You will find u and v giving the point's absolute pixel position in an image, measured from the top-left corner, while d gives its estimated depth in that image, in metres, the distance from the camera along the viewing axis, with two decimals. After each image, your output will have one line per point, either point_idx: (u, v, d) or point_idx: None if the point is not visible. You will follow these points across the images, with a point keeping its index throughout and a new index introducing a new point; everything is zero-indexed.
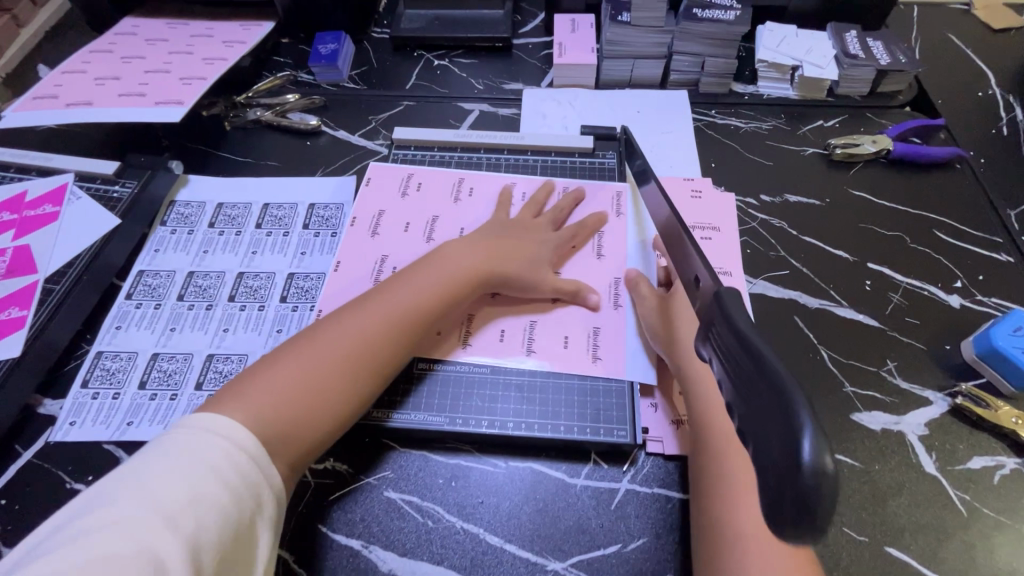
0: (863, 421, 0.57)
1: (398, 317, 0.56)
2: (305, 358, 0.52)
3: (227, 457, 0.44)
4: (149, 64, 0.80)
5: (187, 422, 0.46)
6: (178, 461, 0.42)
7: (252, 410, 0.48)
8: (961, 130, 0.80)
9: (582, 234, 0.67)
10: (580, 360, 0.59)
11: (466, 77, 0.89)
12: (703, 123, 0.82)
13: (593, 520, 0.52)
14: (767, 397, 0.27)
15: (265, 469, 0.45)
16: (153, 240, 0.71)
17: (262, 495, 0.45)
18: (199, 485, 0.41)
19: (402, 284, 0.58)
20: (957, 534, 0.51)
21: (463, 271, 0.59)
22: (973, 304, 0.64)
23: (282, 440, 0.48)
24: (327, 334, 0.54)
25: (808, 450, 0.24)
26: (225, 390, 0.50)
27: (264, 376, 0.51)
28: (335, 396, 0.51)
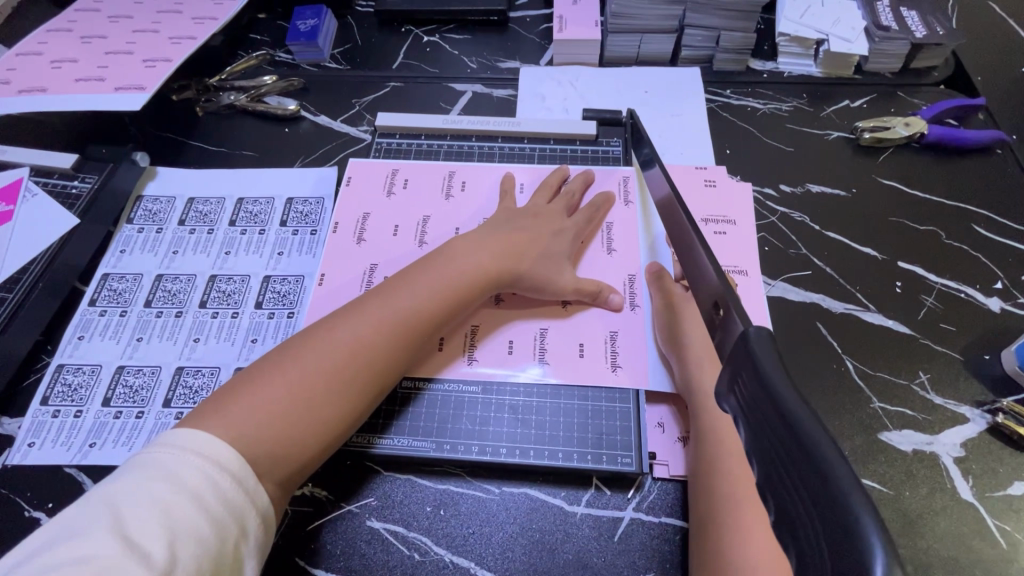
0: (893, 441, 0.52)
1: (400, 319, 0.49)
2: (297, 367, 0.46)
3: (206, 478, 0.38)
4: (110, 45, 0.73)
5: (164, 440, 0.40)
6: (153, 487, 0.37)
7: (236, 427, 0.41)
8: (1002, 110, 0.73)
9: (596, 222, 0.61)
10: (588, 373, 0.53)
11: (458, 55, 0.82)
12: (717, 104, 0.75)
13: (595, 554, 0.47)
14: (819, 497, 0.22)
15: (251, 493, 0.40)
16: (119, 240, 0.66)
17: (248, 523, 0.39)
18: (177, 516, 0.36)
19: (403, 283, 0.52)
20: (996, 569, 0.46)
21: (466, 270, 0.53)
22: (1014, 308, 0.59)
23: (269, 461, 0.42)
24: (320, 339, 0.48)
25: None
26: (205, 404, 0.44)
27: (249, 387, 0.44)
28: (330, 409, 0.45)
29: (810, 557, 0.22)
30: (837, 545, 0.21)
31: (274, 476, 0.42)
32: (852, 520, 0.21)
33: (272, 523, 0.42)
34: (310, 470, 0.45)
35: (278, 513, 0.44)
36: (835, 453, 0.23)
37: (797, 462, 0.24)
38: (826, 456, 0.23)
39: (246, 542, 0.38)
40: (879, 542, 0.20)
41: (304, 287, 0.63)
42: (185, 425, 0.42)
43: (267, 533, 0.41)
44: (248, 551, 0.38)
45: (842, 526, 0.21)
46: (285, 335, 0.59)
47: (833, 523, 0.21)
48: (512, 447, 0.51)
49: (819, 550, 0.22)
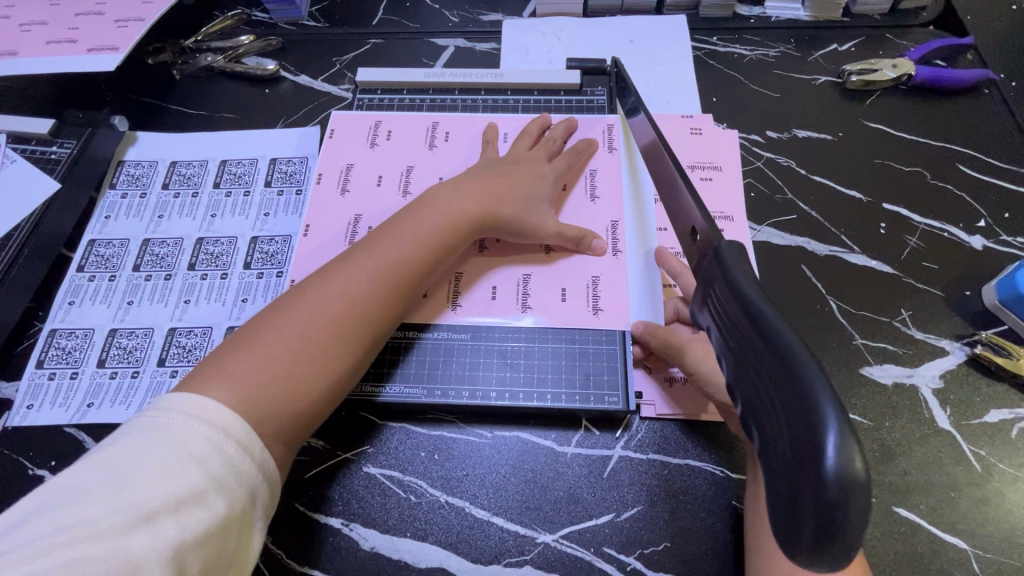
0: (874, 375, 0.53)
1: (391, 269, 0.50)
2: (292, 323, 0.46)
3: (211, 444, 0.38)
4: (80, 6, 0.71)
5: (165, 404, 0.40)
6: (157, 453, 0.37)
7: (238, 386, 0.42)
8: (991, 50, 0.72)
9: (577, 171, 0.61)
10: (574, 318, 0.54)
11: (439, 9, 0.80)
12: (703, 52, 0.73)
13: (585, 489, 0.49)
14: (784, 388, 0.27)
15: (256, 456, 0.40)
16: (103, 206, 0.66)
17: (256, 488, 0.39)
18: (182, 483, 0.36)
19: (389, 234, 0.52)
20: (968, 491, 0.48)
21: (451, 219, 0.53)
22: (996, 245, 0.59)
23: (275, 418, 0.43)
24: (312, 294, 0.48)
25: (832, 453, 0.24)
26: (204, 366, 0.44)
27: (246, 347, 0.44)
28: (330, 361, 0.46)
29: (770, 436, 0.28)
30: (795, 422, 0.26)
31: (282, 430, 0.43)
32: (813, 413, 0.25)
33: (279, 484, 0.42)
34: (316, 422, 0.46)
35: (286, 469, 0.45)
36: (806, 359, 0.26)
37: (763, 361, 0.29)
38: (791, 352, 0.27)
39: (253, 506, 0.39)
40: (834, 428, 0.24)
41: (291, 246, 0.63)
42: (184, 388, 0.41)
43: (274, 492, 0.41)
44: (255, 513, 0.39)
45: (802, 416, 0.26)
46: (275, 293, 0.60)
47: (800, 418, 0.26)
48: (506, 392, 0.52)
49: (779, 432, 0.27)
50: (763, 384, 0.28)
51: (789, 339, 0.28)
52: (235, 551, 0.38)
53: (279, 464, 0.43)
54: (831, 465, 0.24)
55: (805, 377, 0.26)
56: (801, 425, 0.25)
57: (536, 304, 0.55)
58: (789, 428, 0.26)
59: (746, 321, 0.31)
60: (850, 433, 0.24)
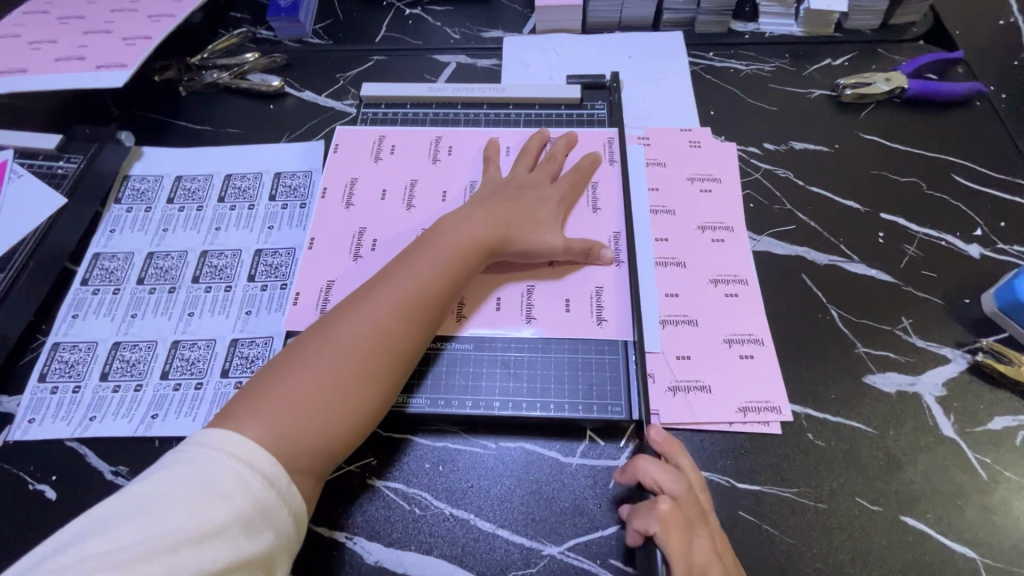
0: (877, 383, 0.53)
1: (414, 300, 0.50)
2: (321, 356, 0.46)
3: (238, 480, 0.39)
4: (88, 25, 0.72)
5: (198, 437, 0.41)
6: (187, 485, 0.38)
7: (270, 424, 0.42)
8: (981, 63, 0.73)
9: (580, 183, 0.61)
10: (579, 329, 0.54)
11: (440, 27, 0.81)
12: (700, 67, 0.75)
13: (591, 501, 0.49)
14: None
15: (282, 490, 0.40)
16: (108, 220, 0.66)
17: (280, 524, 0.40)
18: (208, 517, 0.37)
19: (408, 265, 0.52)
20: (975, 499, 0.48)
21: (464, 239, 0.54)
22: (994, 254, 0.60)
23: (305, 453, 0.43)
24: (339, 328, 0.48)
25: None
26: (236, 399, 0.44)
27: (278, 384, 0.45)
28: (359, 398, 0.46)
29: None
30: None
31: (309, 464, 0.43)
32: None
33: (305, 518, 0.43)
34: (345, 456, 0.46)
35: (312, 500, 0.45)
36: None
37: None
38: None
39: (279, 543, 0.39)
40: None
41: (295, 259, 0.63)
42: (216, 425, 0.42)
43: (301, 526, 0.42)
44: (280, 550, 0.40)
45: None
46: (279, 305, 0.60)
47: None
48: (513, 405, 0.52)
49: None
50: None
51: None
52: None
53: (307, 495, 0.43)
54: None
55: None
56: None
57: (539, 315, 0.55)
58: None
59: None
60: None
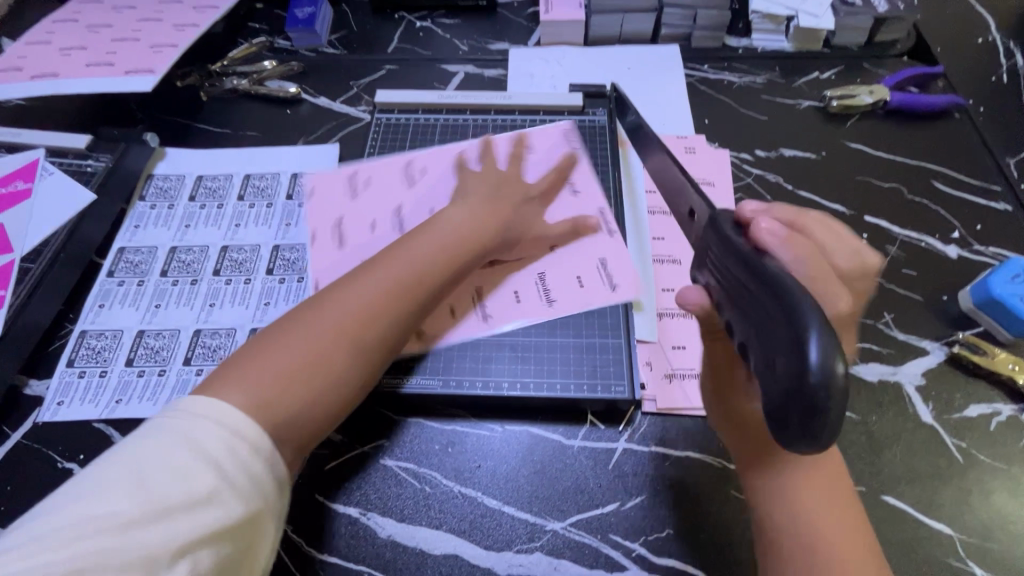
0: (861, 372, 0.56)
1: (405, 283, 0.51)
2: (306, 332, 0.47)
3: (226, 447, 0.39)
4: (117, 33, 0.76)
5: (188, 406, 0.41)
6: (175, 452, 0.38)
7: (254, 393, 0.43)
8: (960, 78, 0.78)
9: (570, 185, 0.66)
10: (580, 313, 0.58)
11: (449, 39, 0.86)
12: (695, 79, 0.79)
13: (591, 480, 0.52)
14: (778, 313, 0.30)
15: (268, 459, 0.41)
16: (132, 216, 0.69)
17: (266, 491, 0.40)
18: (196, 484, 0.37)
19: (403, 248, 0.53)
20: (952, 481, 0.51)
21: (463, 227, 0.55)
22: (970, 254, 0.64)
23: (284, 426, 0.44)
24: (328, 305, 0.49)
25: (814, 353, 0.27)
26: (222, 367, 0.45)
27: (265, 357, 0.45)
28: (343, 372, 0.47)
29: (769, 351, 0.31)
30: (786, 335, 0.29)
31: (287, 437, 0.44)
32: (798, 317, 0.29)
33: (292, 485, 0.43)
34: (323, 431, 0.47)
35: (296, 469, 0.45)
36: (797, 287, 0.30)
37: (760, 297, 0.32)
38: (783, 282, 0.31)
39: (266, 507, 0.40)
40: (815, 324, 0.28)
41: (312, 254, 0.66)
42: (202, 392, 0.43)
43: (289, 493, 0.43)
44: (270, 515, 0.40)
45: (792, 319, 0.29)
46: (297, 297, 0.63)
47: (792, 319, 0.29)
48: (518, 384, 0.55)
49: (779, 345, 0.30)
50: (763, 321, 0.32)
51: (780, 274, 0.32)
52: (250, 551, 0.40)
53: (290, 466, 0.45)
54: (815, 364, 0.27)
55: (794, 298, 0.30)
56: (789, 334, 0.29)
57: (539, 304, 0.59)
58: (785, 334, 0.30)
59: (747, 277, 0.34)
60: (828, 339, 0.28)
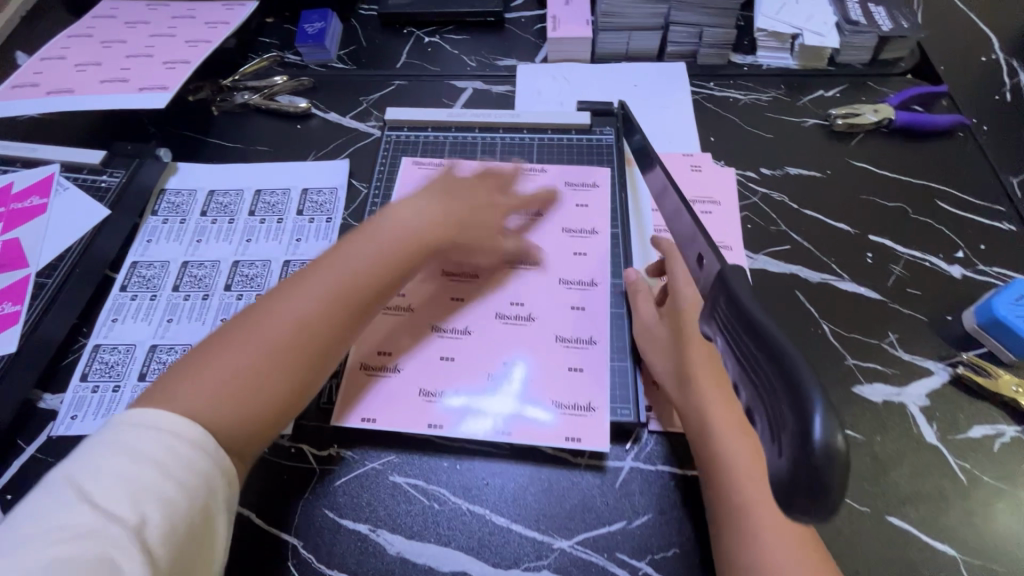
0: (865, 393, 0.57)
1: (340, 285, 0.54)
2: (246, 343, 0.49)
3: (168, 449, 0.43)
4: (131, 49, 0.78)
5: (127, 418, 0.44)
6: (118, 461, 0.41)
7: (195, 398, 0.46)
8: (963, 97, 0.79)
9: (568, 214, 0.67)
10: (566, 335, 0.59)
11: (457, 54, 0.87)
12: (701, 96, 0.80)
13: (598, 498, 0.52)
14: (778, 383, 0.27)
15: (212, 454, 0.44)
16: (145, 230, 0.70)
17: (211, 483, 0.43)
18: (147, 484, 0.41)
19: (342, 254, 0.56)
20: (956, 502, 0.51)
21: (405, 235, 0.58)
22: (974, 274, 0.64)
23: (228, 429, 0.46)
24: (266, 311, 0.52)
25: (819, 428, 0.24)
26: (167, 378, 0.48)
27: (204, 365, 0.48)
28: (284, 377, 0.49)
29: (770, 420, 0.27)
30: (788, 409, 0.26)
31: (233, 438, 0.46)
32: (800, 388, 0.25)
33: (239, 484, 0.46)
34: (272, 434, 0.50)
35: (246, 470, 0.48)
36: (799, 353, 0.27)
37: (760, 363, 0.28)
38: (783, 349, 0.27)
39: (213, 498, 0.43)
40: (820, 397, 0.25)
41: None
42: (148, 402, 0.46)
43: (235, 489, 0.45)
44: (219, 506, 0.43)
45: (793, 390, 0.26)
46: None
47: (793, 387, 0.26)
48: (498, 399, 0.56)
49: (781, 414, 0.26)
50: (762, 392, 0.28)
51: (780, 339, 0.28)
52: (205, 542, 0.42)
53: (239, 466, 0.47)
54: (818, 442, 0.24)
55: (794, 368, 0.26)
56: (792, 405, 0.25)
57: (519, 312, 0.61)
58: (787, 402, 0.26)
59: (747, 339, 0.30)
60: (835, 418, 0.24)
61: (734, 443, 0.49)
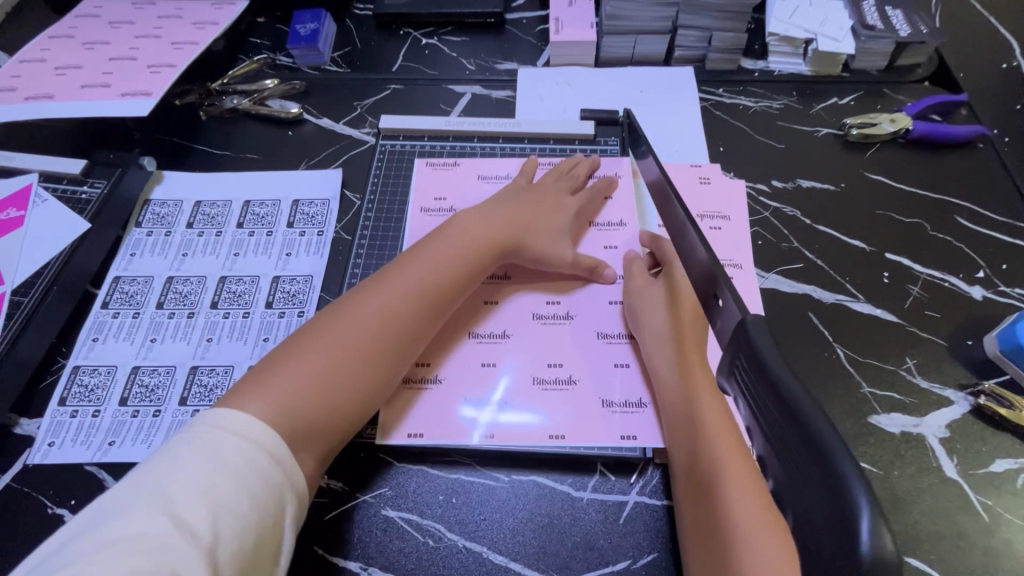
0: (881, 423, 0.54)
1: (421, 292, 0.54)
2: (328, 342, 0.50)
3: (245, 458, 0.42)
4: (114, 51, 0.74)
5: (207, 423, 0.44)
6: (197, 468, 0.41)
7: (273, 400, 0.46)
8: (984, 106, 0.75)
9: (598, 202, 0.66)
10: (607, 331, 0.58)
11: (456, 57, 0.83)
12: (710, 103, 0.77)
13: (601, 536, 0.49)
14: (817, 473, 0.26)
15: (286, 467, 0.44)
16: (128, 243, 0.67)
17: (284, 495, 0.43)
18: (222, 495, 0.40)
19: (419, 261, 0.56)
20: (979, 542, 0.49)
21: (476, 240, 0.58)
22: (996, 295, 0.61)
23: (308, 434, 0.46)
24: (348, 315, 0.52)
25: (865, 534, 0.24)
26: (245, 380, 0.48)
27: (285, 365, 0.48)
28: (364, 381, 0.50)
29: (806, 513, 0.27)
30: (828, 504, 0.25)
31: (312, 444, 0.47)
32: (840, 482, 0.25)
33: (306, 499, 0.46)
34: (346, 440, 0.50)
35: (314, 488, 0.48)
36: (838, 443, 0.26)
37: (795, 445, 0.28)
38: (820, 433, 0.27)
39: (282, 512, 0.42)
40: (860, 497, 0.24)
41: (312, 287, 0.64)
42: (225, 403, 0.46)
43: (303, 505, 0.45)
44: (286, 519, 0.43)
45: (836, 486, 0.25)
46: None
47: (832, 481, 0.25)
48: (520, 385, 0.56)
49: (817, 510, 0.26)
50: (798, 476, 0.28)
51: (815, 420, 0.27)
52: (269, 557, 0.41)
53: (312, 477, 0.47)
54: (865, 550, 0.23)
55: (834, 458, 0.26)
56: (831, 503, 0.25)
57: (549, 310, 0.60)
58: (825, 503, 0.26)
59: (781, 413, 0.29)
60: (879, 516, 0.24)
61: (739, 489, 0.42)
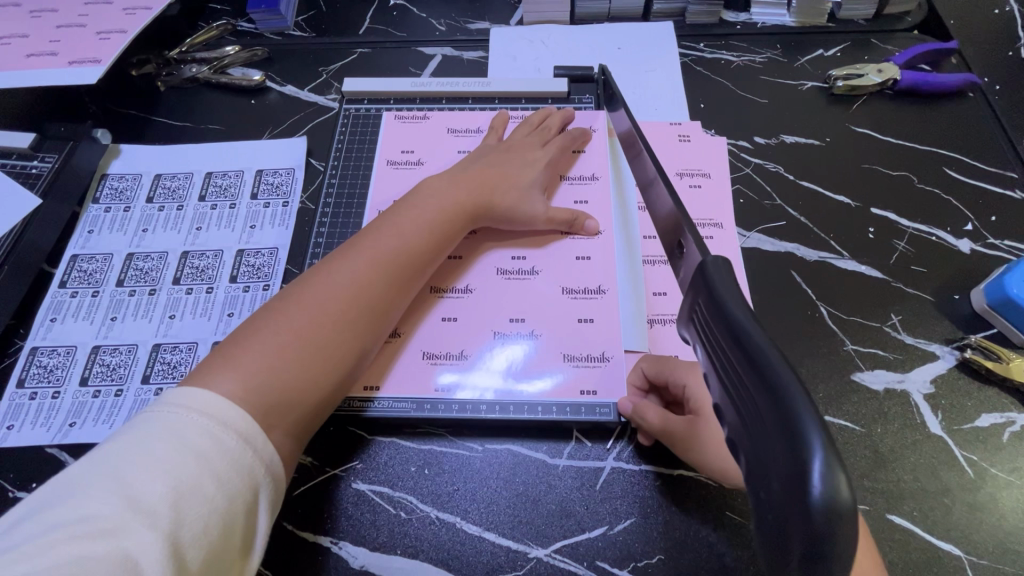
0: (865, 381, 0.53)
1: (393, 256, 0.52)
2: (301, 314, 0.47)
3: (212, 439, 0.39)
4: (61, 18, 0.70)
5: (172, 399, 0.41)
6: (158, 448, 0.38)
7: (244, 374, 0.43)
8: (974, 54, 0.72)
9: (567, 157, 0.64)
10: (572, 287, 0.56)
11: (426, 18, 0.79)
12: (690, 59, 0.74)
13: (578, 502, 0.48)
14: (770, 419, 0.25)
15: (257, 446, 0.40)
16: (86, 220, 0.65)
17: (257, 479, 0.40)
18: (185, 477, 0.37)
19: (388, 226, 0.54)
20: (962, 498, 0.48)
21: (446, 204, 0.56)
22: (984, 248, 0.59)
23: (284, 409, 0.44)
24: (318, 283, 0.49)
25: (818, 482, 0.23)
26: (207, 360, 0.44)
27: (253, 341, 0.45)
28: (341, 352, 0.48)
29: (757, 465, 0.26)
30: (779, 453, 0.25)
31: (288, 420, 0.44)
32: (796, 433, 0.24)
33: (283, 481, 0.43)
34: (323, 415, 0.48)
35: (291, 467, 0.45)
36: (796, 393, 0.25)
37: (751, 392, 0.27)
38: (777, 378, 0.25)
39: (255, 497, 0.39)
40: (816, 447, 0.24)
41: (278, 259, 0.62)
42: (189, 381, 0.42)
43: (279, 486, 0.42)
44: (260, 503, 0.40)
45: (789, 435, 0.24)
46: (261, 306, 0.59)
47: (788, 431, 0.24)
48: (499, 351, 0.54)
49: (773, 460, 0.25)
50: (756, 425, 0.26)
51: (771, 362, 0.26)
52: (241, 542, 0.39)
53: (286, 453, 0.44)
54: (818, 499, 0.23)
55: (789, 403, 0.25)
56: (785, 456, 0.24)
57: (520, 268, 0.58)
58: (776, 456, 0.25)
59: (741, 363, 0.28)
60: (833, 458, 0.23)
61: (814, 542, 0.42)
